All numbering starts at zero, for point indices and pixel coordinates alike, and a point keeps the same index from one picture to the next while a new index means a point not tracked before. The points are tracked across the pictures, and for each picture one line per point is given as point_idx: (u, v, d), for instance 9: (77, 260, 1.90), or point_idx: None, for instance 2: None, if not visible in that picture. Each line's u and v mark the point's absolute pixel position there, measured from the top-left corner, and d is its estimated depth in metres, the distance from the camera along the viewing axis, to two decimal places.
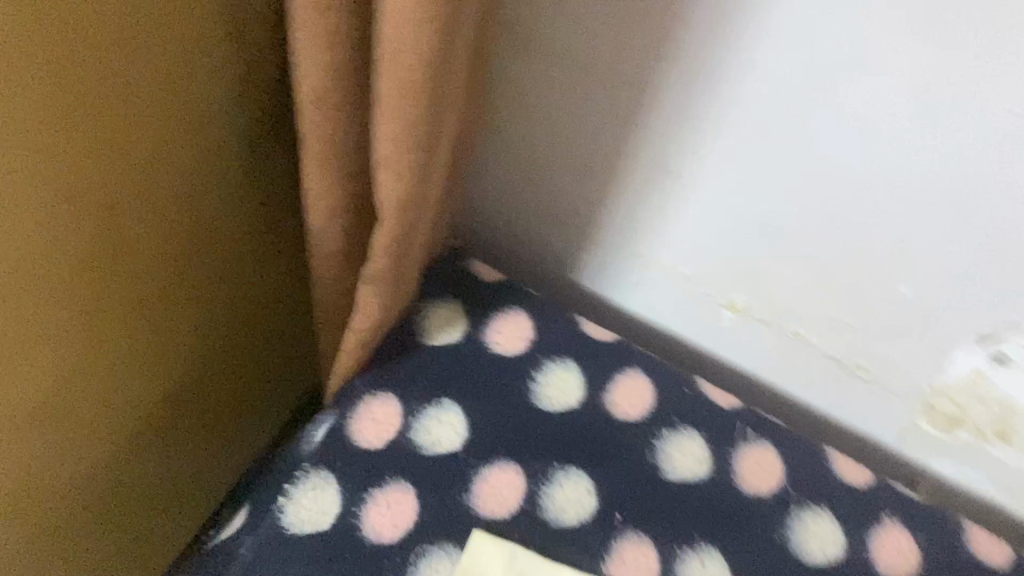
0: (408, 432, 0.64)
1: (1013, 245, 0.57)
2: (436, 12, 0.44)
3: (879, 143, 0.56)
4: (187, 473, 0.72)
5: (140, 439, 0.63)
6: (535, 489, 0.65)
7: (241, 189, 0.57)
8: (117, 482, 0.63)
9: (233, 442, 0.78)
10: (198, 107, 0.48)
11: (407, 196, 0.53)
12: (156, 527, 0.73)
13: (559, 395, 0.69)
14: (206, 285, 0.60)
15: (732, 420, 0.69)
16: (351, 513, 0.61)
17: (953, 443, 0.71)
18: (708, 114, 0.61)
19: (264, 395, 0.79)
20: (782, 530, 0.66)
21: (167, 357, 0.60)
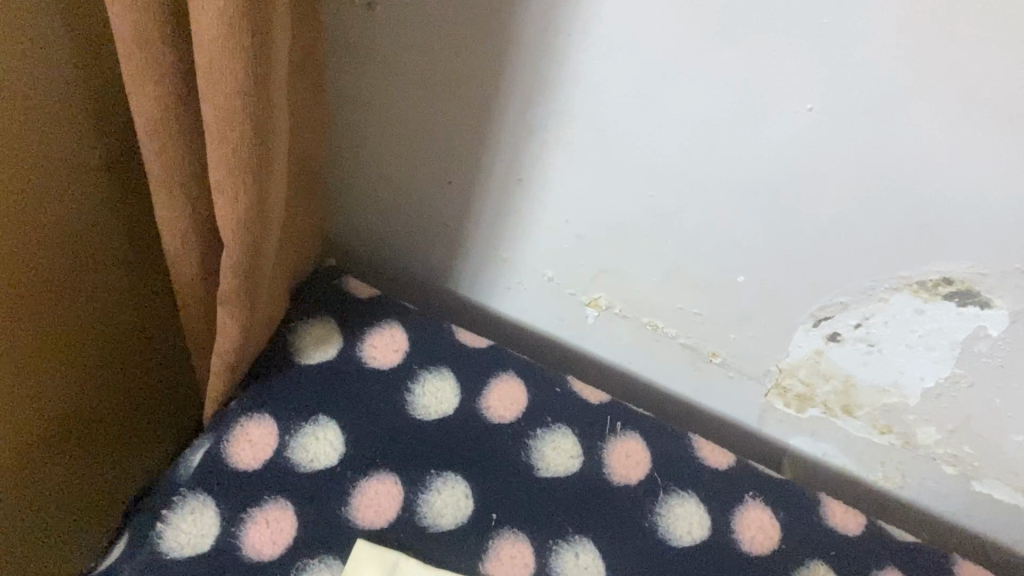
0: (284, 450, 0.67)
1: (823, 232, 0.63)
2: (249, 57, 0.45)
3: (694, 140, 0.62)
4: (78, 495, 0.75)
5: (28, 455, 0.67)
6: (413, 498, 0.67)
7: (91, 221, 0.61)
8: (7, 499, 0.67)
9: (124, 466, 0.81)
10: (46, 145, 0.53)
11: (245, 235, 0.53)
12: (51, 551, 0.75)
13: (434, 403, 0.71)
14: (67, 313, 0.63)
15: (603, 414, 0.73)
16: (229, 533, 0.63)
17: (805, 421, 0.77)
18: (548, 123, 0.66)
19: (156, 420, 0.82)
20: (652, 518, 0.68)
21: (37, 382, 0.64)
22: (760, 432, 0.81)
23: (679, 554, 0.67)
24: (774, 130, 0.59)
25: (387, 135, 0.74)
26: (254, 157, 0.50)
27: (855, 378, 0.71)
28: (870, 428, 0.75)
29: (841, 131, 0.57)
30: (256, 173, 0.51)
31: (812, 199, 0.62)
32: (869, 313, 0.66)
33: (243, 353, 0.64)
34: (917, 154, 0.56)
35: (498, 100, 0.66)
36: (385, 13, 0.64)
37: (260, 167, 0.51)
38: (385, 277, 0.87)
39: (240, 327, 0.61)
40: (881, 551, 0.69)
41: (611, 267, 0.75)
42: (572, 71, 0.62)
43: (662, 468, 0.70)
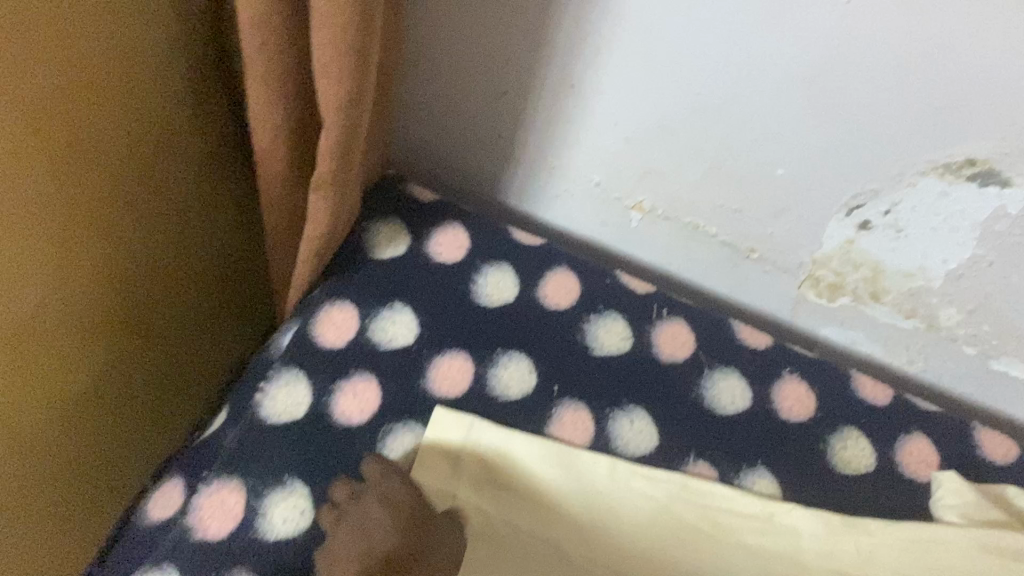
0: (366, 332, 0.74)
1: (859, 123, 0.69)
2: None
3: (743, 40, 0.67)
4: (160, 387, 0.81)
5: (127, 338, 0.73)
6: (483, 372, 0.74)
7: (184, 117, 0.66)
8: (111, 379, 0.73)
9: (203, 357, 0.88)
10: (153, 39, 0.58)
11: (343, 119, 0.59)
12: (138, 437, 0.81)
13: (496, 292, 0.77)
14: (157, 208, 0.69)
15: (649, 302, 0.79)
16: (322, 402, 0.70)
17: (835, 309, 0.84)
18: (604, 32, 0.71)
19: (223, 319, 0.89)
20: (699, 389, 0.75)
21: (132, 274, 0.69)
22: (791, 322, 0.88)
23: (724, 420, 0.74)
24: (816, 21, 0.64)
25: (447, 48, 0.79)
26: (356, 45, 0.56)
27: (883, 264, 0.78)
28: (896, 312, 0.81)
29: (881, 27, 0.62)
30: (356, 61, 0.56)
31: (850, 91, 0.67)
32: (898, 199, 0.72)
33: (329, 239, 0.71)
34: (950, 46, 0.61)
35: (557, 11, 0.71)
36: None
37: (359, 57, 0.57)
38: (439, 186, 0.94)
39: (330, 212, 0.67)
40: (908, 418, 0.75)
41: (656, 168, 0.81)
42: None
43: (706, 349, 0.77)
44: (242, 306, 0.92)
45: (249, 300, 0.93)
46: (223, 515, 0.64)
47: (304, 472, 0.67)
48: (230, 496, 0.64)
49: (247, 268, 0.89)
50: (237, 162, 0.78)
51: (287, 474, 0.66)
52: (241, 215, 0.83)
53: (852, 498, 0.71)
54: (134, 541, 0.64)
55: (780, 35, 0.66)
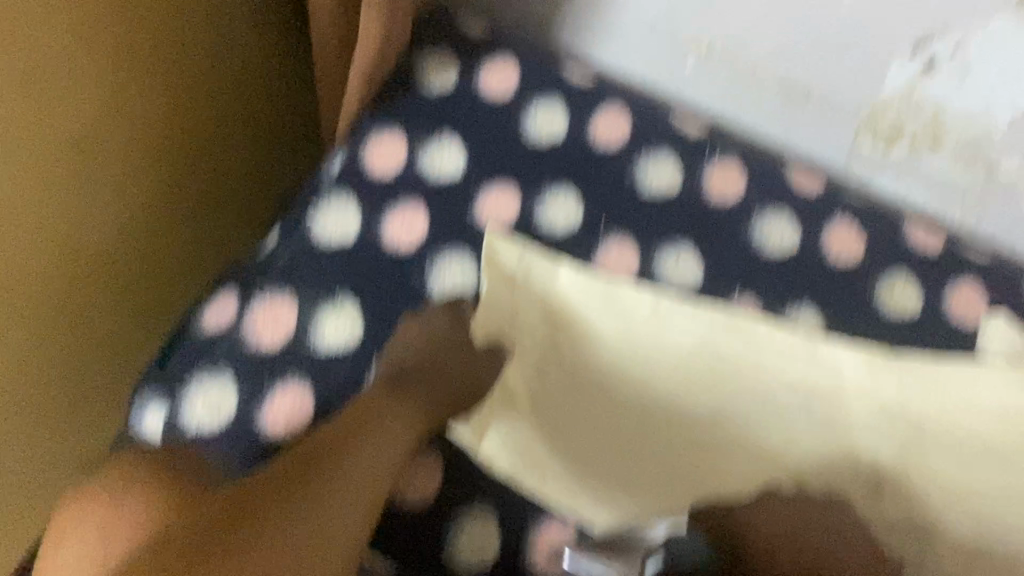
0: (414, 160, 0.73)
1: None
2: None
3: None
4: (203, 210, 0.82)
5: (167, 159, 0.73)
6: (531, 204, 0.74)
7: None
8: (155, 201, 0.74)
9: (249, 190, 0.89)
10: None
11: None
12: (186, 263, 0.83)
13: (547, 124, 0.76)
14: (192, 17, 0.67)
15: (702, 143, 0.77)
16: (372, 226, 0.71)
17: (894, 156, 0.82)
18: None
19: (267, 147, 0.88)
20: (748, 229, 0.74)
21: (167, 83, 0.69)
22: (846, 170, 0.86)
23: (771, 259, 0.73)
24: None
25: None
26: None
27: (945, 109, 0.75)
28: (956, 162, 0.79)
29: None
30: None
31: None
32: (969, 35, 0.69)
33: (380, 58, 0.69)
34: None
35: None
36: None
37: None
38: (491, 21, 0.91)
39: (381, 26, 0.66)
40: (960, 265, 0.74)
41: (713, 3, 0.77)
42: None
43: (758, 190, 0.76)
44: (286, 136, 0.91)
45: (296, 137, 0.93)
46: (275, 326, 0.65)
47: (354, 289, 0.68)
48: (283, 309, 0.66)
49: (290, 95, 0.87)
50: None
51: (337, 291, 0.68)
52: (282, 44, 0.82)
53: (896, 339, 0.72)
54: (192, 348, 0.65)
55: None
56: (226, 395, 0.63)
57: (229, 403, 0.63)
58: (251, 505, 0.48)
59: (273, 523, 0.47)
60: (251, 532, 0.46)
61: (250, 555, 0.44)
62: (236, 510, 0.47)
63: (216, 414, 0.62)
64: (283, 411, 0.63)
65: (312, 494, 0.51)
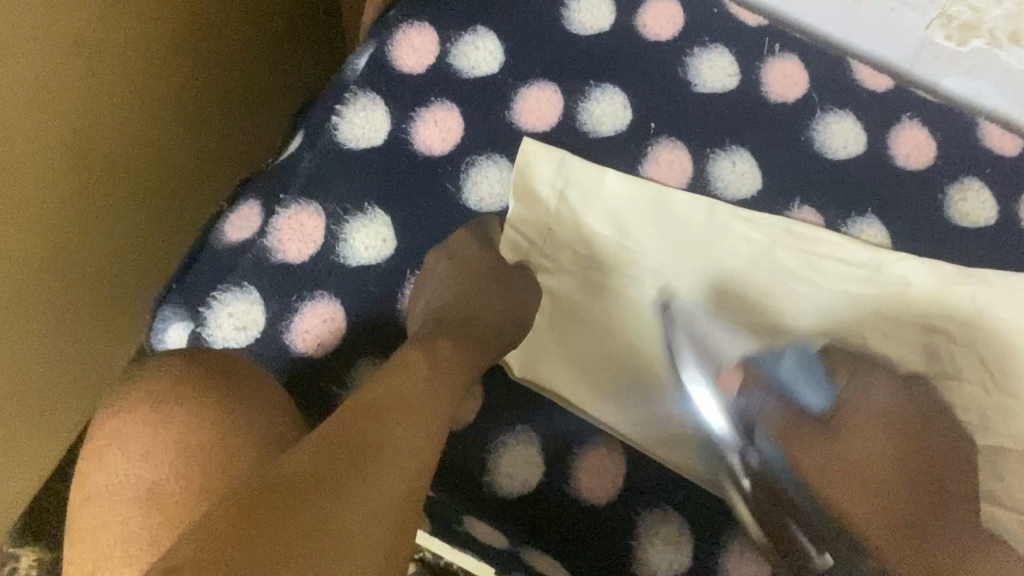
0: (447, 58, 0.68)
1: None
2: None
3: None
4: (220, 105, 0.78)
5: (179, 42, 0.68)
6: (574, 105, 0.68)
7: None
8: (168, 89, 0.69)
9: (262, 81, 0.83)
10: None
11: None
12: (202, 155, 0.78)
13: (591, 17, 0.70)
14: None
15: (761, 37, 0.70)
16: (402, 131, 0.66)
17: (966, 52, 0.74)
18: None
19: (281, 44, 0.84)
20: (809, 133, 0.68)
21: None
22: (913, 66, 0.79)
23: (833, 165, 0.68)
24: None
25: None
26: None
27: None
28: None
29: None
30: None
31: None
32: None
33: None
34: None
35: None
36: None
37: None
38: None
39: None
40: None
41: None
42: None
43: (821, 89, 0.69)
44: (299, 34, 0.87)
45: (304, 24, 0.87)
46: (302, 238, 0.61)
47: (384, 200, 0.64)
48: (310, 221, 0.62)
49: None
50: None
51: (366, 201, 0.63)
52: None
53: (967, 253, 0.66)
54: (213, 260, 0.60)
55: None
56: (252, 311, 0.59)
57: (256, 319, 0.59)
58: (359, 423, 0.40)
59: (383, 448, 0.39)
60: (367, 457, 0.38)
61: (370, 481, 0.37)
62: (341, 432, 0.39)
63: (242, 332, 0.59)
64: (313, 329, 0.60)
65: (408, 416, 0.43)
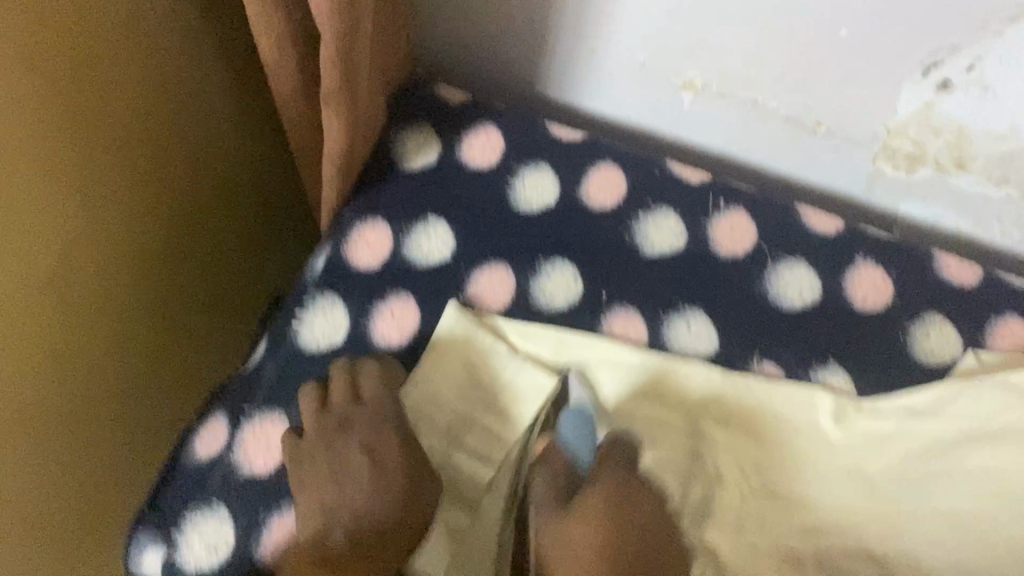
0: (401, 250, 0.70)
1: None
2: None
3: None
4: (195, 318, 0.80)
5: (148, 269, 0.71)
6: (525, 283, 0.70)
7: (195, 41, 0.65)
8: (138, 312, 0.71)
9: (239, 293, 0.86)
10: None
11: (337, 35, 0.54)
12: (176, 366, 0.79)
13: (535, 195, 0.72)
14: (163, 128, 0.66)
15: (704, 192, 0.72)
16: (361, 327, 0.68)
17: (915, 181, 0.76)
18: None
19: (272, 243, 0.88)
20: (762, 286, 0.69)
21: (172, 185, 0.70)
22: (867, 198, 0.80)
23: (787, 318, 0.69)
24: None
25: None
26: None
27: (967, 129, 0.69)
28: (985, 181, 0.73)
29: None
30: None
31: None
32: (984, 52, 0.63)
33: (350, 159, 0.66)
34: None
35: None
36: None
37: None
38: (472, 84, 0.87)
39: (347, 127, 0.63)
40: (998, 297, 0.68)
41: (706, 39, 0.72)
42: None
43: (770, 239, 0.70)
44: (296, 224, 0.91)
45: (288, 240, 0.91)
46: (267, 449, 0.63)
47: None
48: (275, 430, 0.64)
49: (288, 202, 0.88)
50: (260, 94, 0.76)
51: None
52: (274, 143, 0.82)
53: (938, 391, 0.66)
54: (186, 480, 0.63)
55: None
56: (222, 530, 0.61)
57: (226, 539, 0.60)
58: None
59: None
60: None
61: None
62: None
63: (213, 552, 0.60)
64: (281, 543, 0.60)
65: None
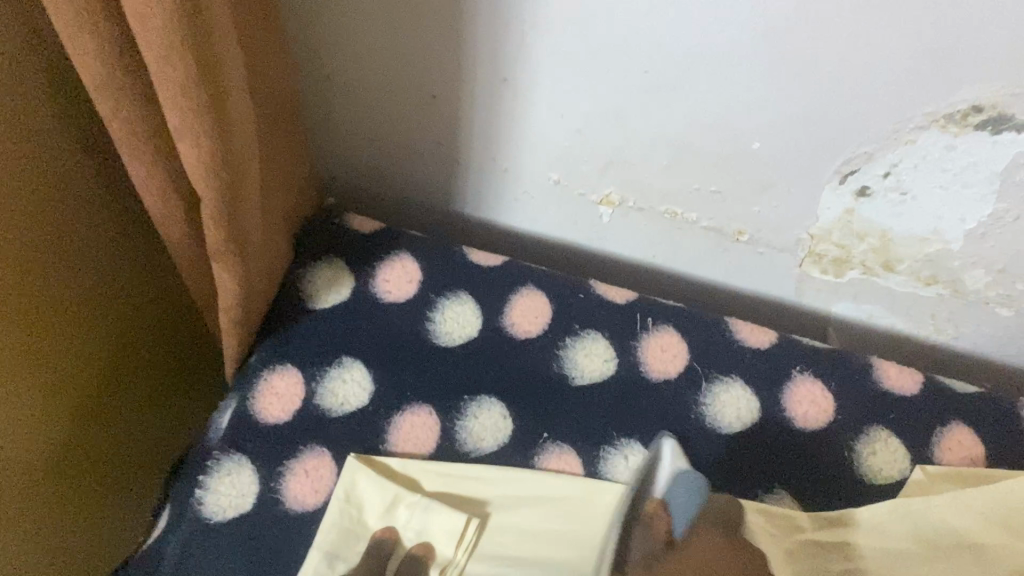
0: (312, 398, 0.66)
1: (827, 101, 0.60)
2: (186, 42, 0.43)
3: (686, 26, 0.58)
4: (99, 493, 0.74)
5: (43, 450, 0.65)
6: (450, 425, 0.66)
7: (91, 205, 0.62)
8: (31, 494, 0.65)
9: (150, 455, 0.80)
10: (29, 123, 0.52)
11: (217, 194, 0.51)
12: (72, 545, 0.73)
13: (457, 328, 0.68)
14: (59, 301, 0.62)
15: (632, 312, 0.69)
16: (271, 489, 0.62)
17: (846, 285, 0.74)
18: (515, 29, 0.62)
19: (184, 399, 0.83)
20: (698, 408, 0.66)
21: (63, 353, 0.64)
22: (799, 303, 0.78)
23: (729, 440, 0.65)
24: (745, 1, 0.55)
25: (362, 72, 0.70)
26: (210, 120, 0.47)
27: (892, 232, 0.68)
28: (915, 281, 0.71)
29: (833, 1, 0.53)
30: (218, 134, 0.48)
31: (816, 67, 0.58)
32: (896, 159, 0.62)
33: (249, 308, 0.62)
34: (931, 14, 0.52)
35: (465, 17, 0.62)
36: None
37: (220, 126, 0.48)
38: (389, 210, 0.84)
39: (240, 279, 0.58)
40: (942, 404, 0.66)
41: (619, 157, 0.70)
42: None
43: (702, 358, 0.67)
44: (208, 374, 0.86)
45: (201, 393, 0.86)
46: None
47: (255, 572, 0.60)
48: None
49: (200, 356, 0.84)
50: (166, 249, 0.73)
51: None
52: (184, 297, 0.78)
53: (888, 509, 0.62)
54: None
55: (725, 21, 0.57)
56: None
57: None
58: None
59: None
60: None
61: None
62: None
63: None
64: None
65: None
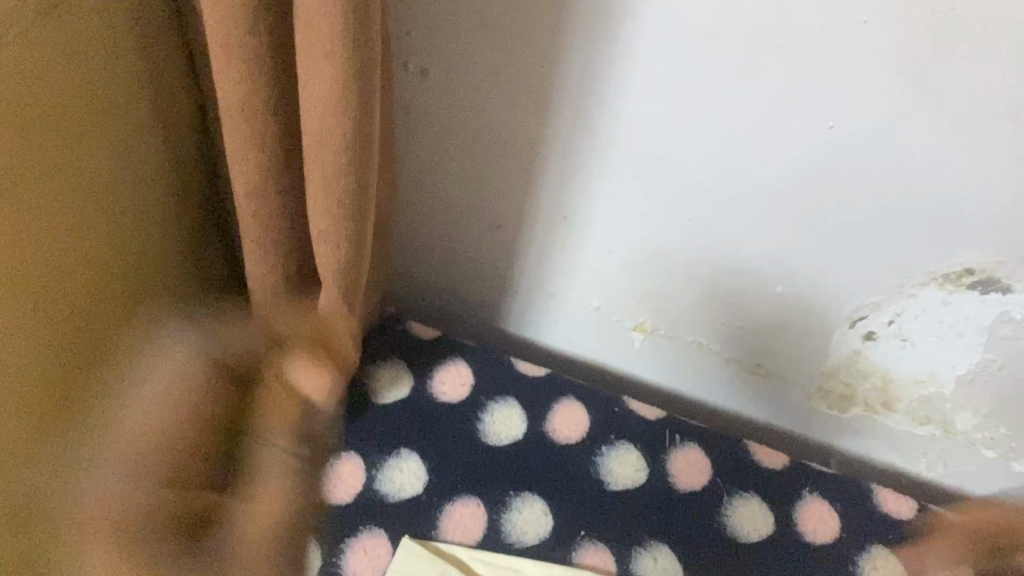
0: (373, 483, 0.72)
1: (840, 254, 0.71)
2: (348, 166, 0.53)
3: (727, 183, 0.70)
4: None
5: None
6: (496, 517, 0.72)
7: (198, 258, 0.74)
8: None
9: None
10: (169, 174, 0.66)
11: (337, 290, 0.59)
12: None
13: (504, 429, 0.76)
14: (169, 339, 0.72)
15: (661, 429, 0.77)
16: (330, 563, 0.67)
17: (848, 421, 0.83)
18: (580, 172, 0.73)
19: None
20: (720, 519, 0.73)
21: None
22: (806, 435, 0.87)
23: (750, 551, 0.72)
24: (778, 164, 0.67)
25: (438, 198, 0.81)
26: (349, 230, 0.56)
27: (891, 374, 0.77)
28: (911, 420, 0.80)
29: (851, 168, 0.65)
30: (351, 243, 0.57)
31: (833, 226, 0.69)
32: (899, 311, 0.72)
33: None
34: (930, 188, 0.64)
35: (539, 158, 0.74)
36: (444, 107, 0.73)
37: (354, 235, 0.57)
38: (438, 323, 0.93)
39: None
40: (935, 531, 0.74)
41: (656, 290, 0.80)
42: (599, 146, 0.71)
43: (724, 473, 0.75)
44: None
45: None
46: None
47: None
48: None
49: None
50: None
51: None
52: None
53: None
54: None
55: (758, 178, 0.68)
56: None
57: None
58: None
59: None
60: None
61: None
62: None
63: None
64: None
65: None
